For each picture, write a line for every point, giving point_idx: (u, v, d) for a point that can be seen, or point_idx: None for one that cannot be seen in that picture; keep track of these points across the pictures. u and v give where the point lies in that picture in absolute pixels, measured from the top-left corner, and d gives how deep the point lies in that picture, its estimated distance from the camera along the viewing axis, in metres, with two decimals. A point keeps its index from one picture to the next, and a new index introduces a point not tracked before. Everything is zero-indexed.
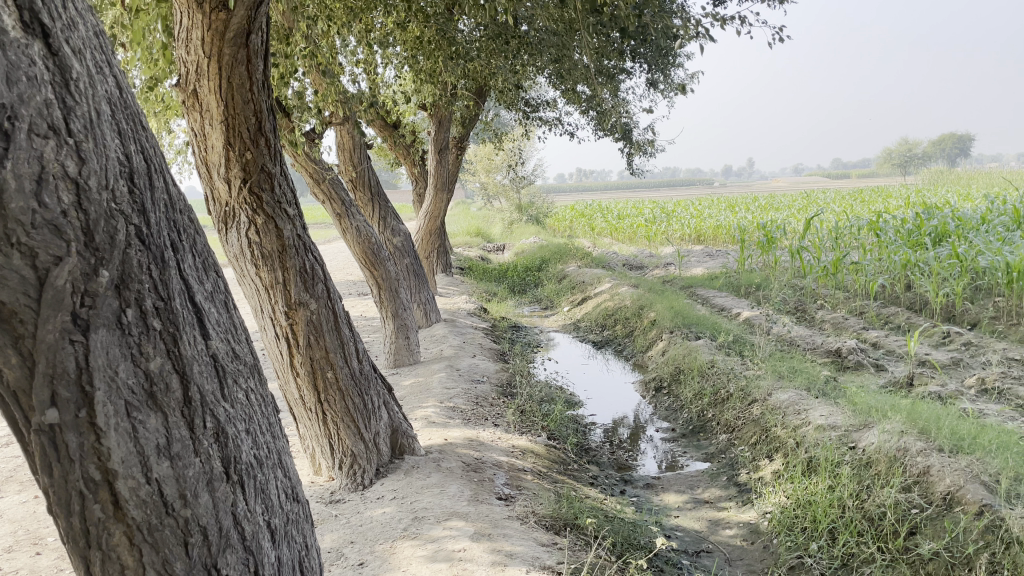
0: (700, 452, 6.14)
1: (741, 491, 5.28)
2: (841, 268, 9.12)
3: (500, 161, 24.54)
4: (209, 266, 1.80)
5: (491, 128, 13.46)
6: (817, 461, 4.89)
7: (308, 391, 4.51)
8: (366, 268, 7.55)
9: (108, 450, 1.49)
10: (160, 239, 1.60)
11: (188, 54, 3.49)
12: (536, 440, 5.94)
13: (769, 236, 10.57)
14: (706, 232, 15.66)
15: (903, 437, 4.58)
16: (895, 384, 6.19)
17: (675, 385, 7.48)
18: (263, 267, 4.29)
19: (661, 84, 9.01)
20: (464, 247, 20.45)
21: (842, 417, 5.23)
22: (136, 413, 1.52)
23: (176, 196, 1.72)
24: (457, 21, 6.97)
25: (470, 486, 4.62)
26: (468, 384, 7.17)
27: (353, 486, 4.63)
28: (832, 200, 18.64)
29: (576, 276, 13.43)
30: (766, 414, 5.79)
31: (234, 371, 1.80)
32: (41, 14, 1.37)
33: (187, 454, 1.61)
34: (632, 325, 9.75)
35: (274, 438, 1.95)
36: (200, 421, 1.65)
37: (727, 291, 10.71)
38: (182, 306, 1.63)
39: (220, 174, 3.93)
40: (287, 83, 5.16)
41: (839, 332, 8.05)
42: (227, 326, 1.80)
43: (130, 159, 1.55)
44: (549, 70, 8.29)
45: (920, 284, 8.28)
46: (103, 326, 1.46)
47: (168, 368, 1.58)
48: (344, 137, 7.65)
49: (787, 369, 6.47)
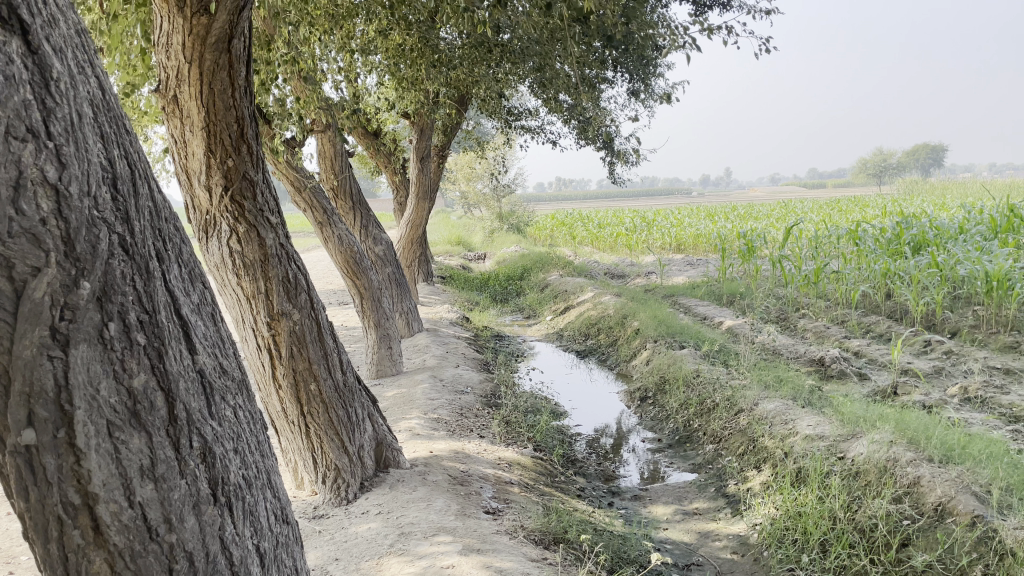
0: (687, 463, 6.09)
1: (730, 503, 5.24)
2: (822, 277, 9.13)
3: (480, 169, 24.47)
4: (196, 277, 1.72)
5: (473, 137, 13.39)
6: (806, 472, 4.86)
7: (290, 404, 4.41)
8: (348, 277, 7.45)
9: (89, 472, 1.40)
10: (145, 249, 1.52)
11: (168, 58, 3.40)
12: (522, 452, 5.86)
13: (750, 245, 10.58)
14: (686, 241, 15.68)
15: (893, 447, 4.56)
16: (879, 393, 6.18)
17: (660, 395, 7.43)
18: (245, 276, 4.19)
19: (643, 93, 8.98)
20: (445, 256, 20.36)
21: (830, 426, 5.20)
22: (118, 433, 1.44)
23: (161, 203, 1.64)
24: (439, 29, 6.90)
25: (457, 500, 4.54)
26: (453, 395, 7.08)
27: (336, 501, 4.53)
28: (811, 209, 18.74)
29: (559, 284, 13.37)
30: (753, 424, 5.76)
31: (222, 387, 1.71)
32: (20, 10, 1.29)
33: (172, 476, 1.52)
34: (615, 334, 9.70)
35: (264, 456, 1.86)
36: (186, 441, 1.56)
37: (710, 299, 10.70)
38: (167, 320, 1.55)
39: (201, 181, 3.83)
40: (268, 90, 5.07)
41: (822, 341, 8.06)
42: (214, 339, 1.72)
43: (113, 164, 1.47)
44: (531, 78, 8.24)
45: (901, 293, 8.31)
46: (83, 341, 1.38)
47: (152, 386, 1.50)
48: (325, 145, 7.55)
49: (773, 379, 6.44)
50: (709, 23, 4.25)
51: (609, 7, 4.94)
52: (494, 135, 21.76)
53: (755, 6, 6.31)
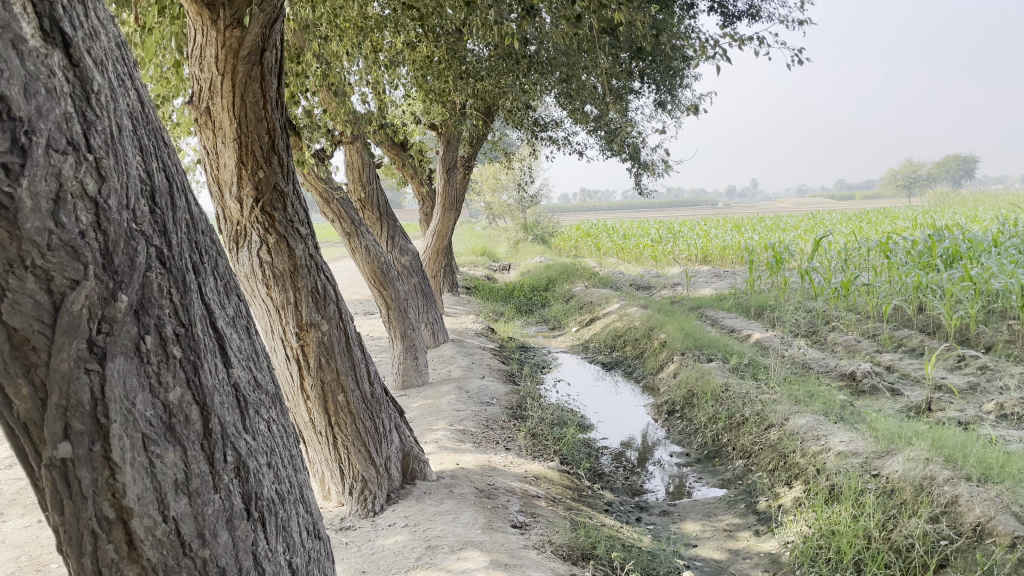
0: (716, 478, 6.00)
1: (761, 519, 5.16)
2: (853, 290, 8.98)
3: (506, 180, 24.45)
4: (231, 290, 1.70)
5: (499, 148, 13.41)
6: (839, 490, 4.77)
7: (318, 415, 4.42)
8: (374, 287, 7.49)
9: (123, 486, 1.39)
10: (181, 261, 1.51)
11: (202, 71, 3.42)
12: (548, 465, 5.81)
13: (779, 257, 10.44)
14: (713, 252, 15.54)
15: (929, 465, 4.47)
16: (912, 409, 6.05)
17: (688, 409, 7.35)
18: (274, 287, 4.21)
19: (669, 104, 8.89)
20: (470, 267, 20.39)
21: (865, 443, 5.11)
22: (153, 446, 1.43)
23: (199, 216, 1.62)
24: (466, 41, 6.91)
25: (484, 513, 4.51)
26: (479, 407, 7.05)
27: (363, 512, 4.52)
28: (841, 221, 18.49)
29: (584, 296, 13.32)
30: (784, 439, 5.67)
31: (257, 401, 1.69)
32: (62, 22, 1.29)
33: (205, 491, 1.50)
34: (642, 346, 9.62)
35: (297, 471, 1.83)
36: (220, 455, 1.54)
37: (738, 312, 10.59)
38: (203, 333, 1.54)
39: (232, 192, 3.85)
40: (296, 102, 5.10)
41: (852, 355, 7.92)
42: (249, 352, 1.70)
43: (151, 177, 1.46)
44: (557, 89, 8.22)
45: (934, 307, 8.14)
46: (121, 353, 1.37)
47: (187, 400, 1.48)
48: (353, 156, 7.59)
49: (804, 394, 6.34)
50: (738, 34, 4.18)
51: (637, 19, 4.89)
52: (519, 145, 21.81)
53: (783, 16, 6.26)
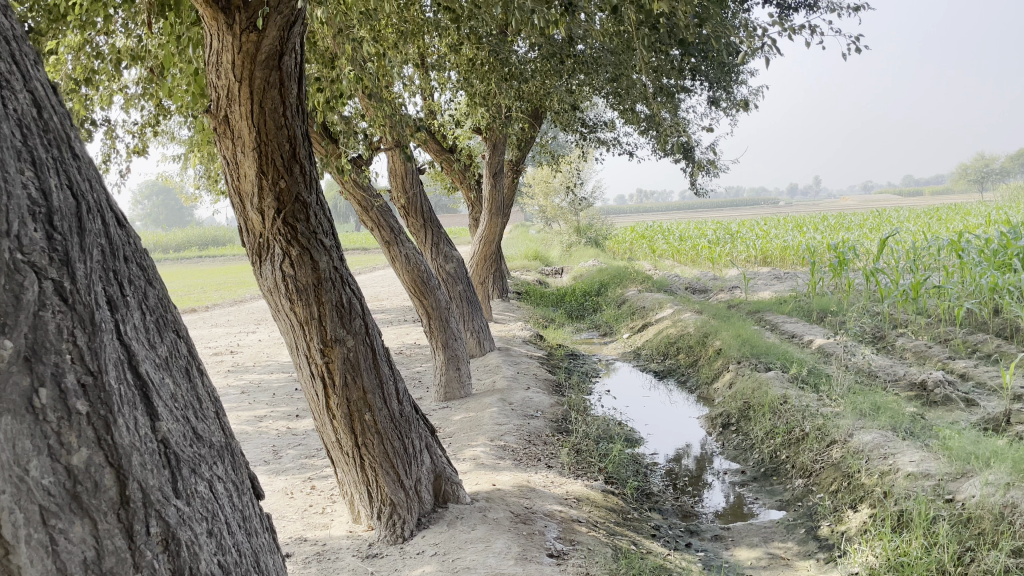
0: (773, 499, 5.58)
1: (822, 547, 4.74)
2: (922, 293, 8.41)
3: (558, 183, 24.03)
4: (165, 325, 1.47)
5: (549, 150, 13.11)
6: (909, 516, 4.34)
7: (345, 435, 4.18)
8: (415, 296, 7.25)
9: (19, 567, 1.12)
10: (90, 297, 1.27)
11: (219, 78, 3.21)
12: (592, 485, 5.48)
13: (842, 258, 9.88)
14: (773, 253, 14.95)
15: (1010, 491, 4.02)
16: (990, 422, 5.53)
17: (743, 422, 6.92)
18: (298, 301, 3.93)
19: (723, 101, 8.48)
20: (523, 272, 20.13)
21: (937, 464, 4.66)
22: (54, 520, 1.16)
23: (117, 240, 1.39)
24: (510, 42, 6.62)
25: (519, 540, 4.22)
26: (522, 420, 6.77)
27: (392, 538, 4.28)
28: (908, 218, 17.70)
29: (637, 300, 12.91)
30: (848, 458, 5.24)
31: (194, 457, 1.43)
32: None
33: (123, 570, 1.23)
34: (696, 354, 9.19)
35: (251, 534, 1.57)
36: (142, 527, 1.27)
37: (798, 316, 10.08)
38: (119, 382, 1.29)
39: (253, 204, 3.61)
40: (332, 109, 4.89)
41: (923, 362, 7.40)
42: (187, 401, 1.46)
43: (49, 197, 1.23)
44: (605, 89, 7.88)
45: (1011, 309, 7.54)
46: (5, 412, 1.13)
47: (97, 462, 1.22)
48: (395, 162, 7.40)
49: (870, 406, 5.88)
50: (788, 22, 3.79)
51: (682, 11, 4.52)
52: (572, 147, 21.47)
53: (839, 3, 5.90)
